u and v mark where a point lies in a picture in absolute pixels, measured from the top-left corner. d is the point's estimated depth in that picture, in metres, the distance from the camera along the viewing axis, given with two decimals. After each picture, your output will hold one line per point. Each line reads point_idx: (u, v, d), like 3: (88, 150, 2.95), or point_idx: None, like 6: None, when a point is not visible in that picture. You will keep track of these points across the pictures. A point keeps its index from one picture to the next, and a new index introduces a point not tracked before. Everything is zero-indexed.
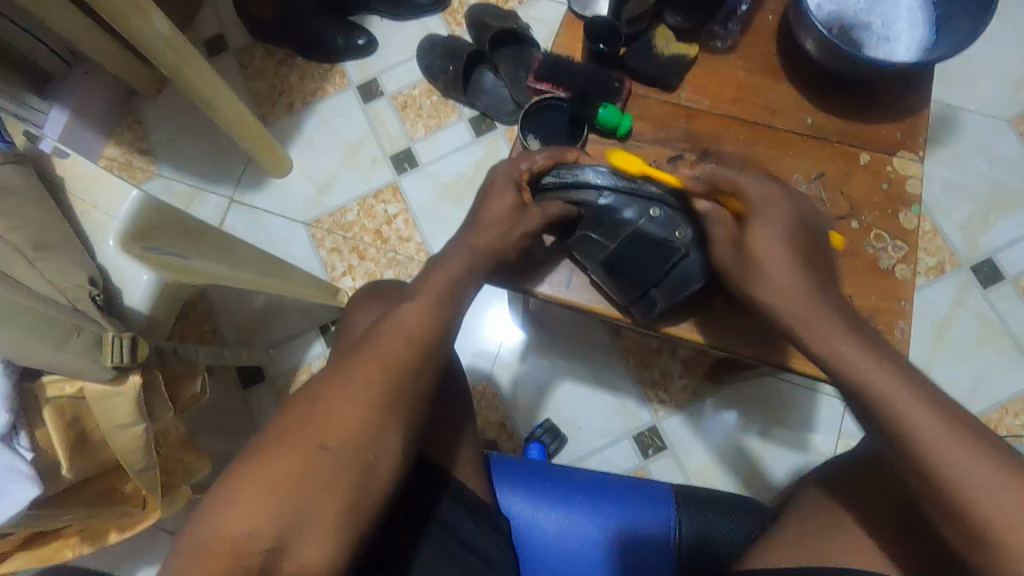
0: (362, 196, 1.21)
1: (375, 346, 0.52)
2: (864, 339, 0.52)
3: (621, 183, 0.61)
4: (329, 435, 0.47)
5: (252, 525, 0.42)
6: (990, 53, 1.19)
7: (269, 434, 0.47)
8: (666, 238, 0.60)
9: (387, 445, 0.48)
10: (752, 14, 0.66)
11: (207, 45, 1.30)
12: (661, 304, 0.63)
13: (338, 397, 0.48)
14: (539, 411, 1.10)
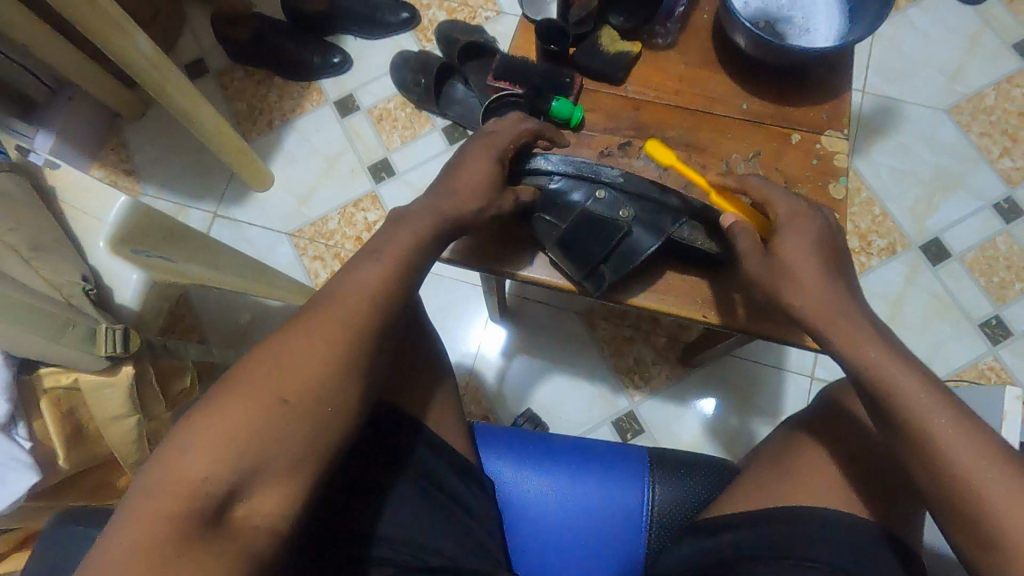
0: (341, 206, 1.26)
1: (338, 302, 0.53)
2: (793, 292, 0.57)
3: (569, 168, 0.65)
4: (291, 390, 0.48)
5: (208, 469, 0.44)
6: (924, 48, 1.28)
7: (227, 383, 0.47)
8: (608, 217, 0.64)
9: (344, 401, 0.50)
10: (688, 14, 0.73)
11: (188, 69, 1.35)
12: (609, 279, 0.67)
13: (299, 352, 0.49)
14: (520, 403, 1.14)
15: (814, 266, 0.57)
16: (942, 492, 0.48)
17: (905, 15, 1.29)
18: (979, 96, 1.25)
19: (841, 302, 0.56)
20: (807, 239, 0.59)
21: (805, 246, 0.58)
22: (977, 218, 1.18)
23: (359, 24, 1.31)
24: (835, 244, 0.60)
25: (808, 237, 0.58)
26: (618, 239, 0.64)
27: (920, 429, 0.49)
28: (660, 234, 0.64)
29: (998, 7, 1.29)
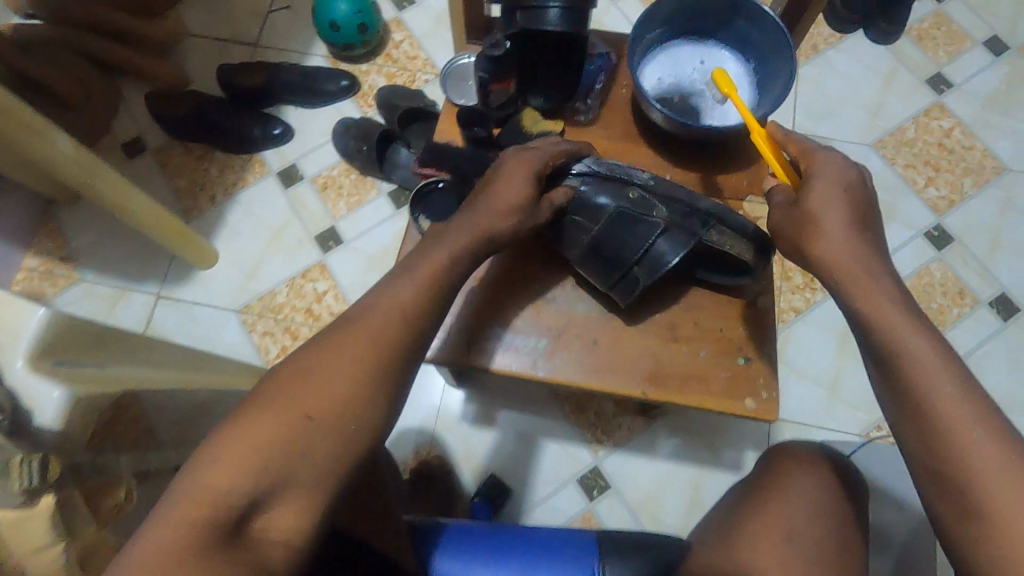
0: (290, 277, 1.24)
1: (365, 327, 0.58)
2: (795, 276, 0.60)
3: (599, 171, 0.66)
4: (314, 407, 0.53)
5: (232, 482, 0.48)
6: (845, 87, 1.34)
7: (260, 399, 0.53)
8: (643, 216, 0.64)
9: (362, 421, 0.54)
10: (607, 89, 0.75)
11: (125, 148, 1.33)
12: (642, 282, 0.65)
13: (325, 374, 0.55)
14: (483, 468, 1.11)
15: (835, 220, 0.61)
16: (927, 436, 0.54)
17: (824, 57, 1.36)
18: (901, 129, 1.31)
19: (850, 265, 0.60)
20: (841, 209, 0.61)
21: (833, 203, 0.61)
22: (911, 247, 1.23)
23: (298, 94, 1.31)
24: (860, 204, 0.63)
25: (840, 199, 0.61)
26: (649, 240, 0.63)
27: (923, 388, 0.55)
28: (691, 236, 0.63)
29: (908, 45, 1.36)
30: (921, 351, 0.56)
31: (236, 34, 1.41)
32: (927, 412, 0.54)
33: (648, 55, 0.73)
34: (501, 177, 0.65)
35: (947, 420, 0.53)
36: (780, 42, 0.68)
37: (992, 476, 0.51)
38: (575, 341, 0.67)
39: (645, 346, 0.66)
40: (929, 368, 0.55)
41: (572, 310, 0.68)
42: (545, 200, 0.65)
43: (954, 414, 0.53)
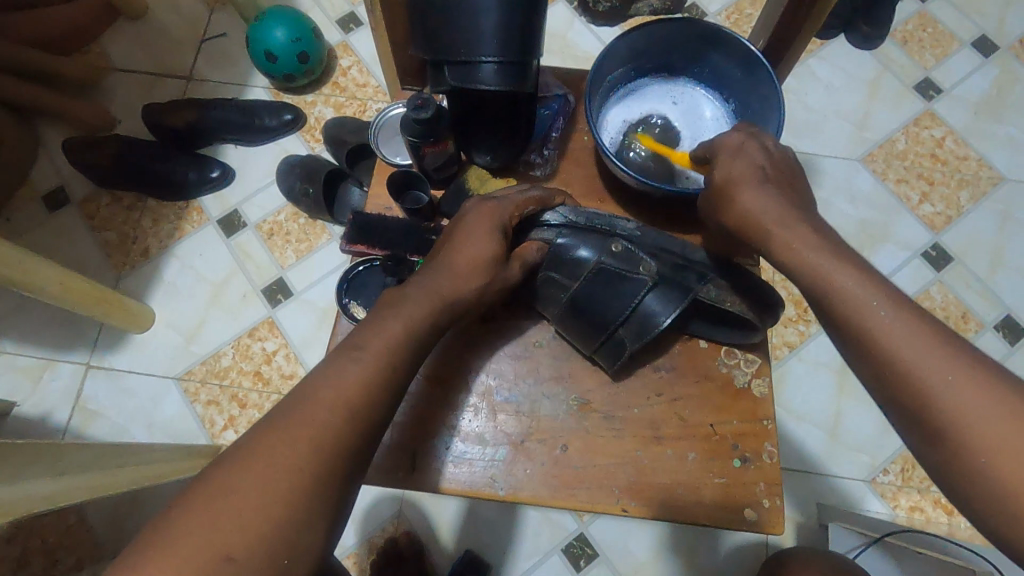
0: (235, 337, 1.12)
1: (306, 421, 0.46)
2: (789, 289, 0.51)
3: (577, 221, 0.57)
4: (236, 543, 0.41)
5: None
6: (829, 98, 1.25)
7: (163, 533, 0.40)
8: (629, 272, 0.54)
9: (302, 545, 0.43)
10: (565, 137, 0.64)
11: (46, 201, 1.20)
12: (629, 346, 0.56)
13: (249, 491, 0.42)
14: (457, 544, 1.00)
15: (776, 202, 0.52)
16: (925, 425, 0.44)
17: (806, 66, 1.26)
18: (891, 141, 1.22)
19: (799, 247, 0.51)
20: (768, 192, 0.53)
21: (762, 194, 0.53)
22: (908, 269, 1.14)
23: (236, 132, 1.19)
24: (793, 185, 0.55)
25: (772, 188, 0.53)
26: (635, 301, 0.54)
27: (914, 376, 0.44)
28: (685, 294, 0.54)
29: (893, 49, 1.28)
30: (896, 330, 0.46)
31: (166, 67, 1.29)
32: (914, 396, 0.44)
33: (609, 100, 0.65)
34: (460, 232, 0.56)
35: (938, 399, 0.43)
36: (762, 78, 0.58)
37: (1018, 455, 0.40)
38: (538, 452, 0.56)
39: (622, 451, 0.56)
40: (913, 351, 0.45)
41: (535, 410, 0.58)
42: (513, 259, 0.57)
43: (971, 412, 0.42)
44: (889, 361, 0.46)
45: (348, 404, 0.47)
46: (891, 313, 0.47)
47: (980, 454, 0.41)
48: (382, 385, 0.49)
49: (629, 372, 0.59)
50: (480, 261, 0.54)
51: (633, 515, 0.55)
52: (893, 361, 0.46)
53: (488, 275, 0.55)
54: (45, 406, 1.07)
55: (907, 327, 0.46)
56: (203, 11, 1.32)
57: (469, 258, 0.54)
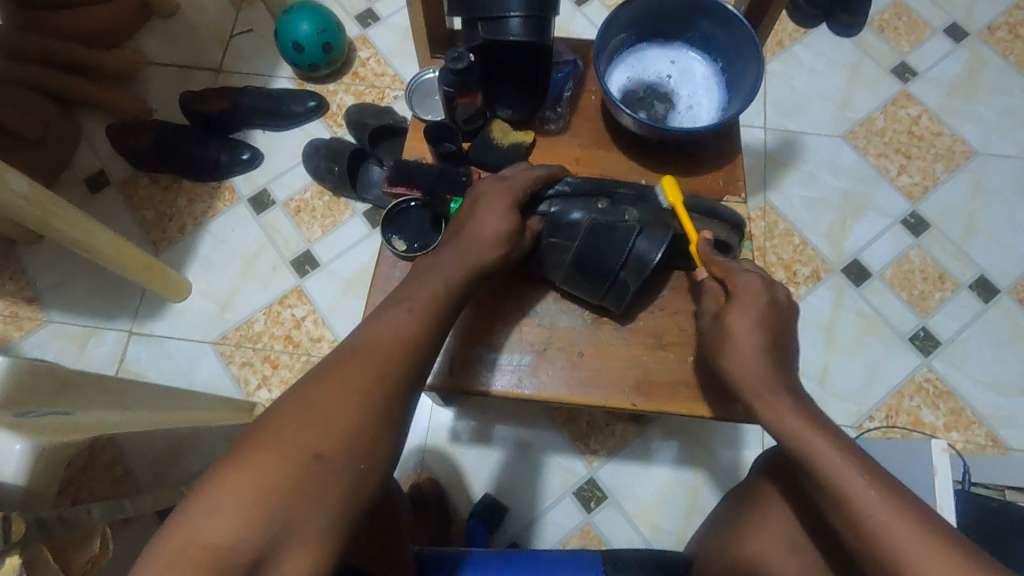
0: (266, 305, 1.20)
1: (374, 355, 0.52)
2: (732, 351, 0.60)
3: (568, 192, 0.67)
4: (323, 444, 0.46)
5: (237, 534, 0.41)
6: (813, 81, 1.35)
7: (258, 430, 0.46)
8: (616, 222, 0.64)
9: (378, 454, 0.48)
10: (576, 96, 0.74)
11: (88, 182, 1.29)
12: (632, 285, 0.65)
13: (330, 406, 0.48)
14: (478, 489, 1.08)
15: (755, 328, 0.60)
16: (823, 492, 0.53)
17: (790, 53, 1.37)
18: (870, 119, 1.32)
19: (763, 380, 0.58)
20: (753, 315, 0.60)
21: (752, 325, 0.60)
22: (888, 235, 1.23)
23: (265, 117, 1.29)
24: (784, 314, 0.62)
25: (755, 312, 0.60)
26: (630, 242, 0.63)
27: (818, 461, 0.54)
28: (666, 228, 0.64)
29: (871, 36, 1.38)
30: (792, 411, 0.56)
31: (197, 60, 1.39)
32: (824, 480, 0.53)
33: (614, 61, 0.74)
34: (484, 208, 0.64)
35: (835, 478, 0.52)
36: (744, 42, 0.69)
37: (894, 530, 0.49)
38: (559, 357, 0.68)
39: (629, 355, 0.68)
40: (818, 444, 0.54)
41: (554, 324, 0.69)
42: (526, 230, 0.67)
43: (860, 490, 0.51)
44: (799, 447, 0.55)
45: (400, 345, 0.54)
46: (786, 389, 0.58)
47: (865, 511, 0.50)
48: (429, 293, 0.59)
49: (631, 312, 0.70)
50: (513, 190, 0.65)
51: (641, 410, 0.67)
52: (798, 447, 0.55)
53: (507, 247, 0.63)
54: (91, 369, 1.15)
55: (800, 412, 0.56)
56: (231, 10, 1.43)
57: (489, 228, 0.62)
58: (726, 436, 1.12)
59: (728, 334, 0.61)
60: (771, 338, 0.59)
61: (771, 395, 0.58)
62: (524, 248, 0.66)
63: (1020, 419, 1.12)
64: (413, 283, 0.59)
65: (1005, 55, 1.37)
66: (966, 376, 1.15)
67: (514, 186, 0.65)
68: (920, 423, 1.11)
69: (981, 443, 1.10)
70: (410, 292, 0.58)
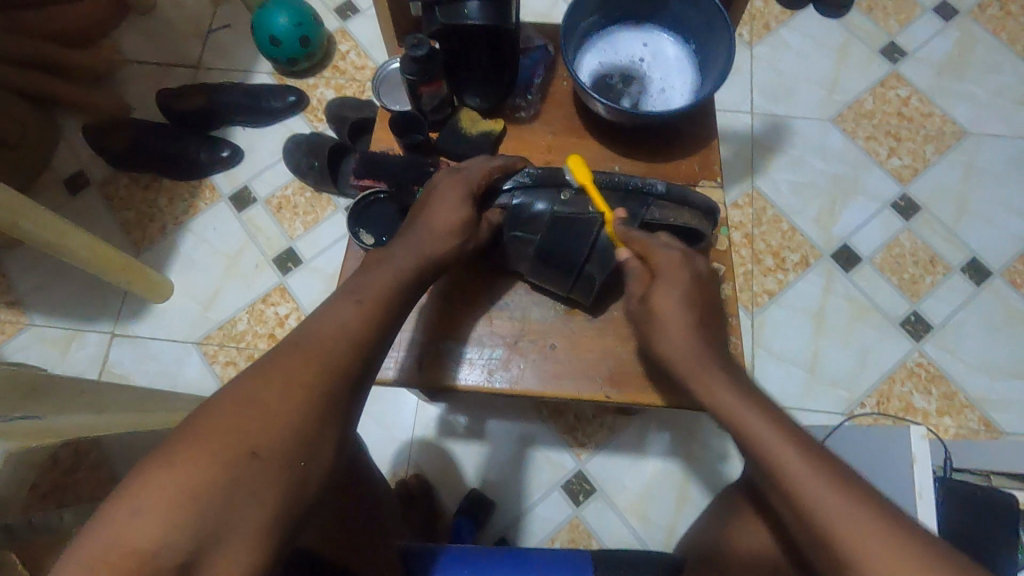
0: (249, 303, 1.19)
1: (318, 347, 0.51)
2: (664, 339, 0.59)
3: (532, 181, 0.65)
4: (261, 439, 0.45)
5: (165, 534, 0.39)
6: (800, 64, 1.32)
7: (190, 427, 0.44)
8: (579, 215, 0.63)
9: (318, 449, 0.48)
10: (547, 83, 0.73)
11: (67, 182, 1.28)
12: (597, 278, 0.65)
13: (268, 402, 0.46)
14: (465, 484, 1.07)
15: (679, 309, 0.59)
16: (806, 522, 0.49)
17: (777, 36, 1.34)
18: (859, 102, 1.30)
19: (714, 372, 0.56)
20: (678, 292, 0.60)
21: (677, 304, 0.59)
22: (878, 219, 1.22)
23: (244, 113, 1.27)
24: (708, 284, 0.62)
25: (678, 293, 0.60)
26: (592, 236, 0.62)
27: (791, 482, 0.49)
28: (631, 221, 0.63)
29: (859, 17, 1.36)
30: (749, 416, 0.53)
31: (175, 57, 1.37)
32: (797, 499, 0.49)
33: (584, 45, 0.72)
34: (443, 202, 0.62)
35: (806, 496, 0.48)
36: (715, 22, 0.67)
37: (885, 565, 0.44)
38: (531, 350, 0.67)
39: (602, 346, 0.67)
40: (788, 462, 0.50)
41: (526, 317, 0.68)
42: (482, 221, 0.65)
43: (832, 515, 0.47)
44: (764, 456, 0.52)
45: (347, 336, 0.53)
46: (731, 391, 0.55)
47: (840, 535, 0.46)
48: (392, 288, 0.57)
49: (605, 300, 0.69)
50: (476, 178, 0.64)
51: (614, 402, 0.66)
52: (767, 458, 0.51)
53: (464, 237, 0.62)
54: (73, 371, 1.14)
55: (758, 417, 0.53)
56: (208, 5, 1.41)
57: (442, 222, 0.61)
58: (716, 427, 1.11)
59: (655, 320, 0.60)
60: (697, 325, 0.59)
61: (733, 409, 0.54)
62: (483, 239, 0.65)
63: (1012, 402, 1.11)
64: (370, 273, 0.58)
65: (996, 33, 1.34)
66: (958, 358, 1.13)
67: (469, 178, 0.64)
68: (912, 408, 1.10)
69: (973, 428, 1.09)
70: (359, 284, 0.57)
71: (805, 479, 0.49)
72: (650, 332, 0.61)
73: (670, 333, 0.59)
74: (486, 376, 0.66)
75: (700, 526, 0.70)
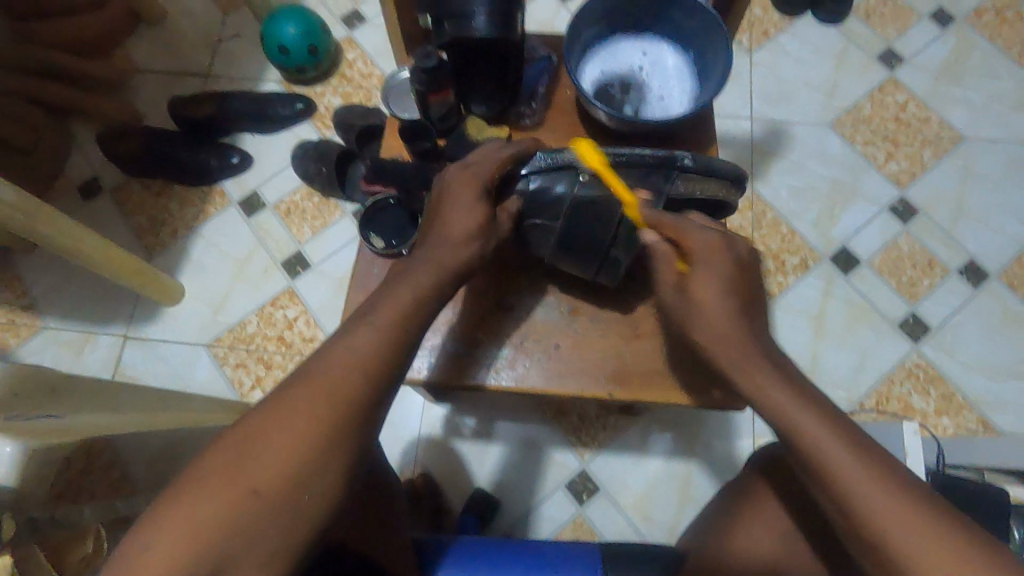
0: (259, 307, 1.22)
1: (321, 381, 0.51)
2: (702, 324, 0.58)
3: (548, 164, 0.63)
4: (260, 478, 0.47)
5: (170, 569, 0.43)
6: (799, 70, 1.35)
7: (201, 463, 0.48)
8: (600, 197, 0.61)
9: (318, 484, 0.48)
10: (550, 91, 0.75)
11: (81, 189, 1.31)
12: (623, 261, 0.66)
13: (269, 440, 0.48)
14: (471, 484, 1.09)
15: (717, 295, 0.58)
16: (842, 508, 0.50)
17: (776, 42, 1.37)
18: (857, 107, 1.32)
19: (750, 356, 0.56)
20: (716, 278, 0.59)
21: (715, 288, 0.58)
22: (877, 223, 1.24)
23: (253, 120, 1.30)
24: (745, 270, 0.61)
25: (719, 278, 0.58)
26: (617, 220, 0.62)
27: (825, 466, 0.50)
28: (655, 200, 0.62)
29: (857, 24, 1.38)
30: (785, 400, 0.54)
31: (185, 66, 1.40)
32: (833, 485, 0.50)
33: (586, 55, 0.74)
34: (454, 202, 0.61)
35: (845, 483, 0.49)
36: (713, 32, 0.69)
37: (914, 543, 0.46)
38: (536, 349, 0.70)
39: (605, 345, 0.70)
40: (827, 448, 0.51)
41: (531, 317, 0.71)
42: (500, 212, 0.66)
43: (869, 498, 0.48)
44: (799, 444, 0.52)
45: (352, 367, 0.52)
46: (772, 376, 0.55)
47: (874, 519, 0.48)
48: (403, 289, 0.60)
49: (608, 300, 0.72)
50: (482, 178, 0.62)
51: (616, 398, 0.69)
52: (807, 448, 0.52)
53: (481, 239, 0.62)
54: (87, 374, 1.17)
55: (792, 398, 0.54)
56: (218, 15, 1.44)
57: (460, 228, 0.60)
58: (718, 427, 1.13)
59: (694, 301, 0.59)
60: (737, 313, 0.58)
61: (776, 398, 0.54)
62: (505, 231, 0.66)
63: (1010, 402, 1.12)
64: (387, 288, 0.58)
65: (992, 38, 1.36)
66: (956, 360, 1.15)
67: (479, 173, 0.62)
68: (910, 409, 1.12)
69: (971, 428, 1.11)
70: (372, 307, 0.57)
71: (845, 466, 0.50)
72: (686, 315, 0.60)
73: (711, 318, 0.58)
74: (492, 373, 0.69)
75: (701, 521, 0.71)
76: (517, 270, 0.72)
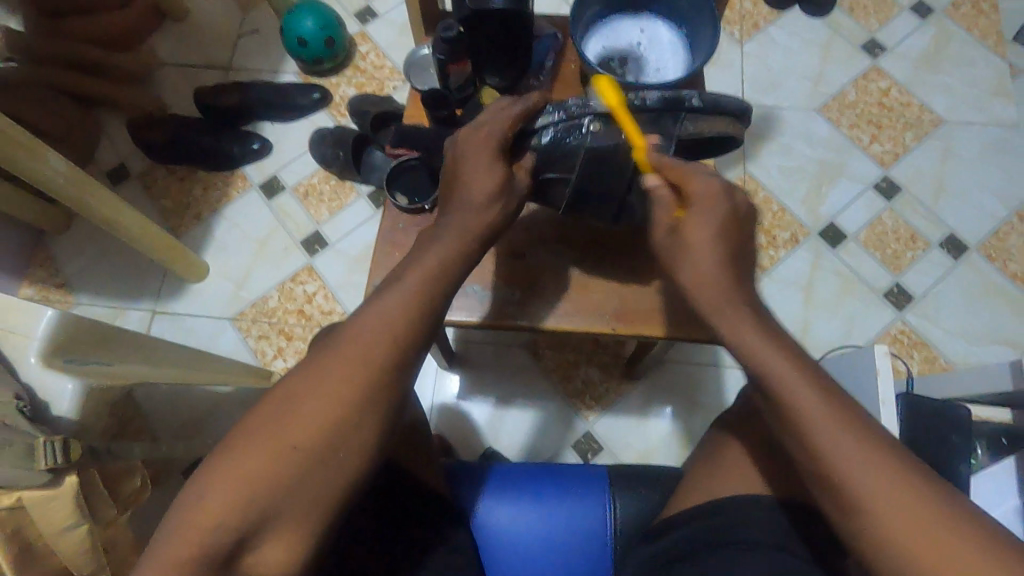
0: (280, 283, 1.29)
1: (359, 341, 0.49)
2: (685, 267, 0.57)
3: (560, 117, 0.66)
4: (302, 435, 0.45)
5: (219, 520, 0.42)
6: (787, 59, 1.43)
7: (245, 419, 0.46)
8: (615, 145, 0.65)
9: (359, 440, 0.47)
10: (556, 67, 0.83)
11: (109, 175, 1.38)
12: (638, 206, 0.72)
13: (310, 398, 0.46)
14: (482, 445, 1.16)
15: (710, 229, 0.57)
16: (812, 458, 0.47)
17: (765, 33, 1.45)
18: (842, 93, 1.40)
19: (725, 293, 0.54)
20: (714, 220, 0.57)
21: (708, 229, 0.57)
22: (862, 200, 1.31)
23: (272, 109, 1.38)
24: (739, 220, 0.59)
25: (713, 219, 0.57)
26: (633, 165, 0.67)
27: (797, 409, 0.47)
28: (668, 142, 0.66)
29: (841, 16, 1.46)
30: (757, 343, 0.51)
31: (207, 60, 1.48)
32: (803, 433, 0.47)
33: (589, 32, 0.82)
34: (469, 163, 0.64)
35: (815, 436, 0.46)
36: (702, 9, 0.77)
37: (879, 492, 0.43)
38: (546, 293, 0.78)
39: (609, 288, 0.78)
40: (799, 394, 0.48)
41: (542, 267, 0.79)
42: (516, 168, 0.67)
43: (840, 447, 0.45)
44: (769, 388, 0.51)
45: (386, 329, 0.50)
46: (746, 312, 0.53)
47: (840, 470, 0.45)
48: None
49: (610, 251, 0.80)
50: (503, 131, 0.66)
51: (619, 334, 0.77)
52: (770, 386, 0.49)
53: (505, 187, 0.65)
54: None
55: (760, 334, 0.51)
56: (238, 12, 1.52)
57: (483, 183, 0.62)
58: (714, 391, 1.19)
59: (683, 244, 0.58)
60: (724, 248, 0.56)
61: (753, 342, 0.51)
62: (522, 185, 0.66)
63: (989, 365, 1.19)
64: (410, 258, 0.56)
65: (969, 29, 1.45)
66: (938, 327, 1.22)
67: (494, 134, 0.63)
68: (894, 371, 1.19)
69: None
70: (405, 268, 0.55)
71: (810, 407, 0.47)
72: (676, 255, 0.58)
73: (696, 259, 0.56)
74: (507, 316, 0.77)
75: None
76: (530, 226, 0.81)
